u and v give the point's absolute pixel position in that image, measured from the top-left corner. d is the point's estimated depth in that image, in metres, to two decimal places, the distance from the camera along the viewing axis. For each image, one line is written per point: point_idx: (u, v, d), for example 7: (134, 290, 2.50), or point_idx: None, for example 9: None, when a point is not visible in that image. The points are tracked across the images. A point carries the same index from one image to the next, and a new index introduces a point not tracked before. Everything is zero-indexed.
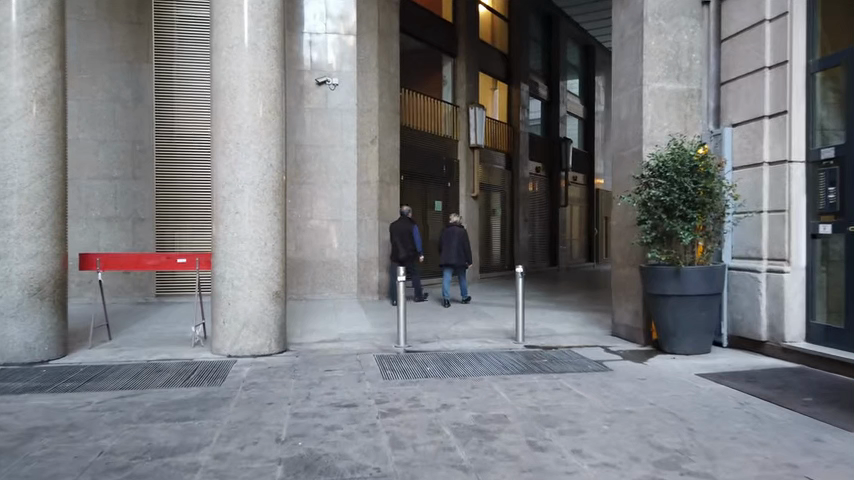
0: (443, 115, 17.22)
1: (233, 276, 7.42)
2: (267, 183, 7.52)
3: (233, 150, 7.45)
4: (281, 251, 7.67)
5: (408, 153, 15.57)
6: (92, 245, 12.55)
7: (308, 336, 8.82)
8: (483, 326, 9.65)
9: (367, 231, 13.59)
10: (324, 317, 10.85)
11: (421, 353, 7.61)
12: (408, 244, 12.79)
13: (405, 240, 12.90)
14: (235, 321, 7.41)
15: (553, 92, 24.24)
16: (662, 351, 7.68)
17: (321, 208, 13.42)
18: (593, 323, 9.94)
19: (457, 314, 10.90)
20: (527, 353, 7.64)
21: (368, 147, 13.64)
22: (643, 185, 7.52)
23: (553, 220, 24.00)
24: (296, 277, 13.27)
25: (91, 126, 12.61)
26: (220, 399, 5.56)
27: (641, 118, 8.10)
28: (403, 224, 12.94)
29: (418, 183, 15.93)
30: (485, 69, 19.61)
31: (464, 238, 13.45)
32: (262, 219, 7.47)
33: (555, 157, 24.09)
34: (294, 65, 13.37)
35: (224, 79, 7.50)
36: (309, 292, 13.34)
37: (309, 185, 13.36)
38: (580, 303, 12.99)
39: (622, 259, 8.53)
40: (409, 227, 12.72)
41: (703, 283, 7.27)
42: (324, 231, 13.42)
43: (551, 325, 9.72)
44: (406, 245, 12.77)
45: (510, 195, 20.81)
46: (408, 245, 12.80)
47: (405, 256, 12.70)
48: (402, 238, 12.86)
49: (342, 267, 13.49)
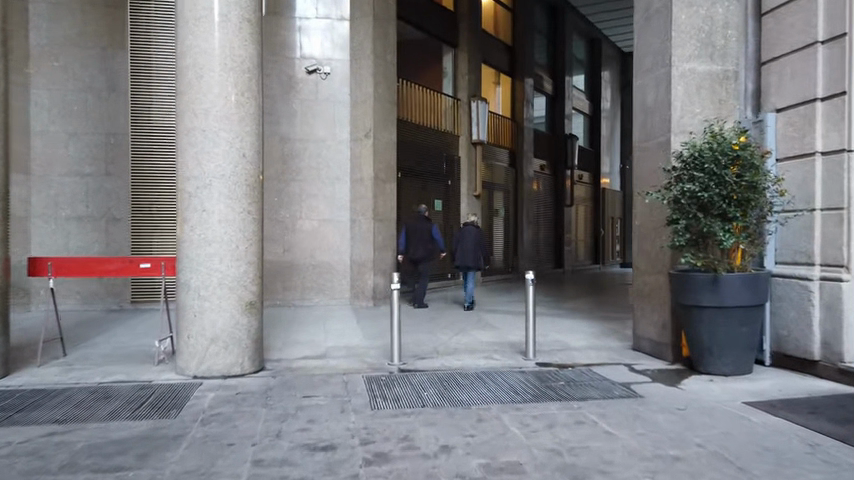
0: (444, 109, 16.24)
1: (200, 285, 6.41)
2: (240, 176, 6.50)
3: (199, 138, 6.45)
4: (257, 254, 6.66)
5: (406, 147, 14.55)
6: (61, 247, 11.54)
7: (290, 350, 7.81)
8: (488, 338, 8.65)
9: (361, 232, 12.49)
10: (313, 327, 9.86)
11: (418, 373, 6.60)
12: (425, 243, 12.27)
13: (422, 240, 12.35)
14: (202, 336, 6.39)
15: (558, 87, 23.23)
16: (695, 371, 6.65)
17: (311, 207, 12.40)
18: (609, 334, 8.94)
19: (458, 324, 9.91)
20: (538, 373, 6.63)
21: (362, 141, 12.48)
22: (674, 179, 6.50)
23: (558, 220, 23.00)
24: (285, 282, 12.26)
25: (62, 118, 11.60)
26: (170, 438, 4.53)
27: (669, 104, 7.11)
28: (421, 224, 12.40)
29: (417, 181, 14.92)
30: (488, 60, 18.59)
31: (480, 238, 12.56)
32: (234, 218, 6.46)
33: (560, 154, 23.07)
34: (283, 52, 12.35)
35: (190, 56, 6.50)
36: (299, 299, 12.34)
37: (298, 182, 12.35)
38: (591, 310, 12.00)
39: (647, 264, 7.52)
40: (427, 225, 12.26)
41: (745, 292, 6.26)
42: (315, 232, 12.41)
43: (563, 336, 8.73)
44: (423, 245, 12.25)
45: (514, 193, 19.79)
46: (426, 245, 12.28)
47: (422, 256, 12.19)
48: (419, 237, 12.29)
49: (334, 271, 12.49)
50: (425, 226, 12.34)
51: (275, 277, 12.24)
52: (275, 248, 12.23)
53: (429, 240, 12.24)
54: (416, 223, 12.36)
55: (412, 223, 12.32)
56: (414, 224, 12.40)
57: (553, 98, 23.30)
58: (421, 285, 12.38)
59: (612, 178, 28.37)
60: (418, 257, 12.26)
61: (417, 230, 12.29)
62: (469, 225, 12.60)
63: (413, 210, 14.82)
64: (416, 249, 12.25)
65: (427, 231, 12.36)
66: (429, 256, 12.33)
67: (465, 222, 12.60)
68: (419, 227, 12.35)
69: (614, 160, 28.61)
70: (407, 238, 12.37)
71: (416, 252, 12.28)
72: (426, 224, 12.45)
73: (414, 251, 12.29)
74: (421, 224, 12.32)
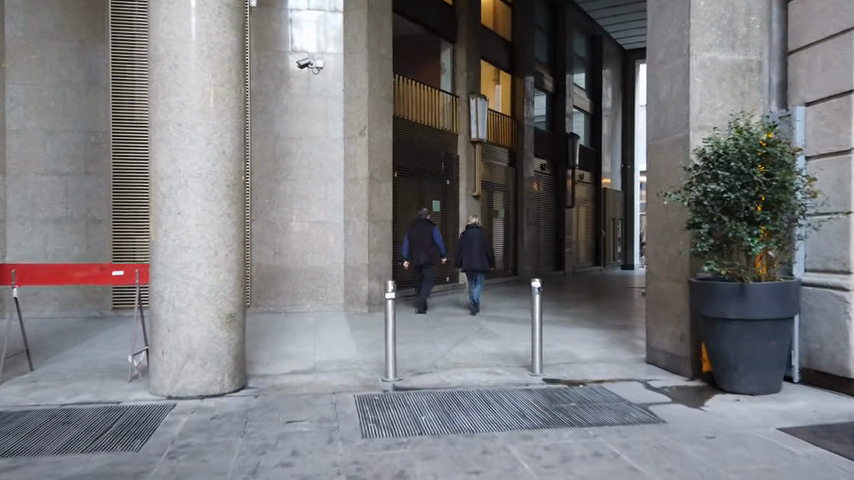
0: (442, 106, 15.66)
1: (175, 295, 5.81)
2: (219, 176, 5.91)
3: (173, 134, 5.85)
4: (238, 261, 6.08)
5: (403, 146, 13.96)
6: (39, 251, 10.95)
7: (278, 364, 7.23)
8: (490, 350, 8.08)
9: (355, 235, 11.86)
10: (304, 337, 9.27)
11: (415, 392, 6.02)
12: (428, 247, 11.87)
13: (424, 244, 11.97)
14: (177, 352, 5.79)
15: (559, 85, 22.68)
16: (718, 389, 6.09)
17: (302, 208, 11.81)
18: (619, 344, 8.37)
19: (457, 333, 9.33)
20: (547, 391, 6.06)
21: (356, 139, 11.85)
22: (695, 178, 5.95)
23: (559, 221, 22.43)
24: (275, 287, 11.68)
25: (39, 114, 11.00)
26: (129, 476, 3.96)
27: (687, 97, 6.55)
28: (422, 227, 12.05)
29: (413, 181, 14.34)
30: (487, 56, 18.02)
31: (485, 240, 12.07)
32: (213, 222, 5.88)
33: (560, 154, 22.50)
34: (273, 46, 11.75)
35: (163, 43, 5.90)
36: (290, 305, 11.75)
37: (289, 182, 11.76)
38: (598, 317, 11.42)
39: (663, 270, 6.96)
40: (429, 228, 11.89)
41: (775, 303, 5.70)
42: (307, 234, 11.82)
43: (570, 347, 8.16)
44: (425, 249, 11.86)
45: (514, 194, 19.23)
46: (428, 250, 11.87)
47: (425, 260, 11.79)
48: (421, 241, 11.95)
49: (327, 276, 11.90)
50: (427, 229, 11.98)
51: (265, 282, 11.65)
52: (265, 251, 11.66)
53: (431, 244, 11.86)
54: (417, 227, 12.00)
55: (414, 227, 11.96)
56: (415, 229, 12.03)
57: (553, 96, 22.74)
58: (424, 290, 11.94)
59: (613, 178, 27.81)
60: (420, 262, 11.87)
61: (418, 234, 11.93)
62: (473, 227, 12.11)
63: (410, 211, 14.24)
64: (418, 254, 11.86)
65: (430, 235, 11.98)
66: (433, 259, 11.90)
67: (469, 224, 12.12)
68: (421, 231, 11.98)
69: (615, 159, 28.05)
70: (409, 243, 12.03)
71: (419, 256, 11.93)
72: (428, 227, 12.07)
73: (417, 255, 11.93)
74: (423, 227, 11.94)
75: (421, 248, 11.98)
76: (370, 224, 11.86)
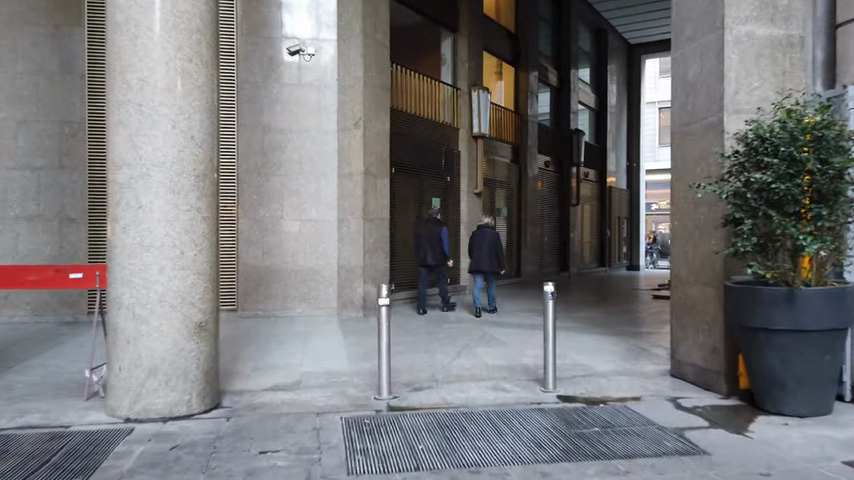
0: (442, 99, 14.87)
1: (134, 302, 5.01)
2: (186, 164, 5.14)
3: (133, 115, 5.06)
4: (209, 263, 5.30)
5: (401, 140, 13.19)
6: (9, 251, 10.16)
7: (259, 378, 6.44)
8: (496, 361, 7.30)
9: (349, 234, 11.08)
10: (291, 345, 8.49)
11: (413, 413, 5.24)
12: (436, 247, 11.58)
13: (433, 243, 11.67)
14: (136, 368, 5.00)
15: (563, 80, 21.88)
16: (760, 409, 5.32)
17: (293, 205, 11.03)
18: (638, 354, 7.58)
19: (459, 340, 8.53)
20: (563, 412, 5.28)
21: (351, 131, 11.07)
22: (736, 167, 5.18)
23: (563, 220, 21.65)
24: (264, 290, 10.90)
25: (9, 104, 10.22)
26: None
27: (721, 76, 5.78)
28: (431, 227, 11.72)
29: (412, 177, 13.57)
30: (489, 48, 17.24)
31: (497, 241, 11.60)
32: (179, 218, 5.10)
33: (565, 151, 21.73)
34: (261, 32, 10.97)
35: (122, 11, 5.10)
36: (280, 309, 10.97)
37: (279, 177, 10.98)
38: (608, 321, 10.63)
39: (691, 273, 6.20)
40: (436, 229, 11.53)
41: (828, 312, 4.94)
42: (298, 234, 11.05)
43: (584, 358, 7.38)
44: (433, 248, 11.56)
45: (517, 192, 18.46)
46: (436, 249, 11.58)
47: (431, 260, 11.49)
48: (429, 242, 11.63)
49: (319, 278, 11.10)
50: (435, 230, 11.64)
51: (253, 284, 10.87)
52: (253, 252, 10.89)
53: (439, 244, 11.54)
54: (425, 227, 11.72)
55: (422, 226, 11.66)
56: (424, 228, 11.76)
57: (558, 91, 21.95)
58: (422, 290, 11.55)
59: (618, 176, 27.01)
60: (428, 262, 11.59)
61: (426, 233, 11.65)
62: (485, 228, 11.67)
63: (409, 209, 13.48)
64: (425, 253, 11.58)
65: (438, 234, 11.66)
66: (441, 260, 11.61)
67: (481, 224, 11.68)
68: (429, 231, 11.68)
69: (620, 157, 27.25)
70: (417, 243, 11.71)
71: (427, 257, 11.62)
72: (436, 227, 11.72)
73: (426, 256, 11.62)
74: (431, 227, 11.63)
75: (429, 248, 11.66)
76: (365, 222, 11.08)
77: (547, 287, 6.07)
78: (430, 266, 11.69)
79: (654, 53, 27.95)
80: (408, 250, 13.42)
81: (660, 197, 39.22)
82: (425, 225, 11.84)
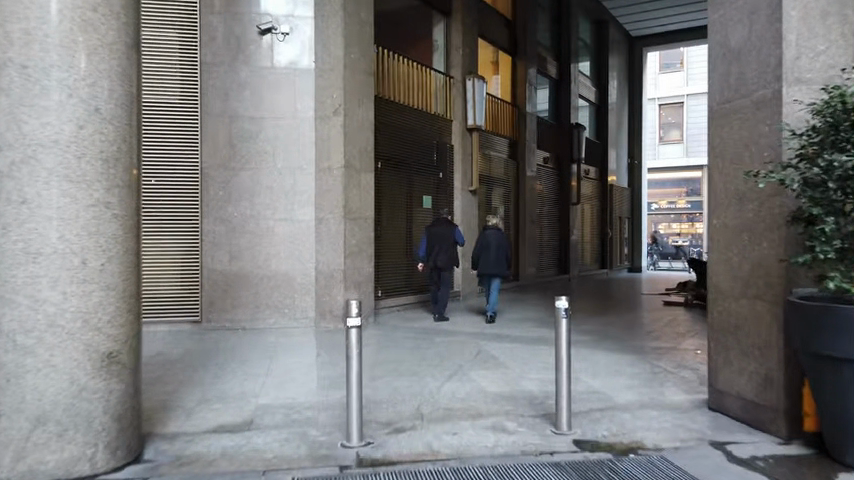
0: (434, 88, 13.61)
1: (17, 328, 3.75)
2: (87, 145, 3.91)
3: (14, 79, 3.79)
4: (121, 275, 4.08)
5: (389, 131, 11.99)
6: None
7: (201, 415, 5.18)
8: (495, 388, 6.07)
9: (328, 236, 9.82)
10: (254, 364, 7.22)
11: (388, 472, 4.00)
12: (447, 248, 11.06)
13: (445, 244, 11.17)
14: (18, 415, 3.74)
15: (563, 72, 20.72)
16: (837, 463, 4.12)
17: (264, 203, 9.77)
18: (664, 379, 6.36)
19: (450, 360, 7.29)
20: (583, 467, 4.07)
21: (329, 120, 9.81)
22: (812, 147, 4.02)
23: (563, 220, 20.47)
24: (232, 300, 9.66)
25: None
26: None
27: (778, 38, 4.61)
28: (442, 228, 11.23)
29: (400, 173, 12.34)
30: (485, 34, 16.02)
31: (505, 243, 10.79)
32: (79, 215, 3.88)
33: (565, 147, 20.58)
34: (228, 7, 9.71)
35: None
36: (250, 320, 9.72)
37: (248, 172, 9.73)
38: (618, 334, 9.42)
39: (738, 284, 5.02)
40: (448, 229, 11.03)
41: None
42: (270, 235, 9.79)
43: (601, 385, 6.14)
44: (444, 249, 11.05)
45: (515, 190, 17.28)
46: (448, 250, 11.07)
47: (441, 262, 10.99)
48: (441, 242, 11.14)
49: (294, 285, 9.85)
50: (446, 230, 11.13)
51: (218, 293, 9.63)
52: (219, 256, 9.65)
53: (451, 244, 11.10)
54: (436, 227, 11.25)
55: (433, 227, 11.19)
56: (436, 228, 11.28)
57: (557, 84, 20.80)
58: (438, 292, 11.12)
59: (619, 175, 25.86)
60: (440, 264, 11.10)
61: (437, 233, 11.16)
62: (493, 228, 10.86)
63: (397, 207, 12.28)
64: (435, 255, 11.08)
65: (450, 234, 11.14)
66: (453, 261, 11.08)
67: (488, 225, 10.88)
68: (441, 231, 11.18)
69: (621, 155, 26.11)
70: (429, 244, 11.23)
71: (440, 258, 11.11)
72: (448, 227, 11.21)
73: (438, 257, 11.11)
74: (442, 227, 11.13)
75: (440, 248, 11.14)
76: (347, 222, 9.83)
77: (561, 302, 4.83)
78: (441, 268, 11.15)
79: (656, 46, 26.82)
80: (397, 254, 12.22)
81: (660, 196, 38.00)
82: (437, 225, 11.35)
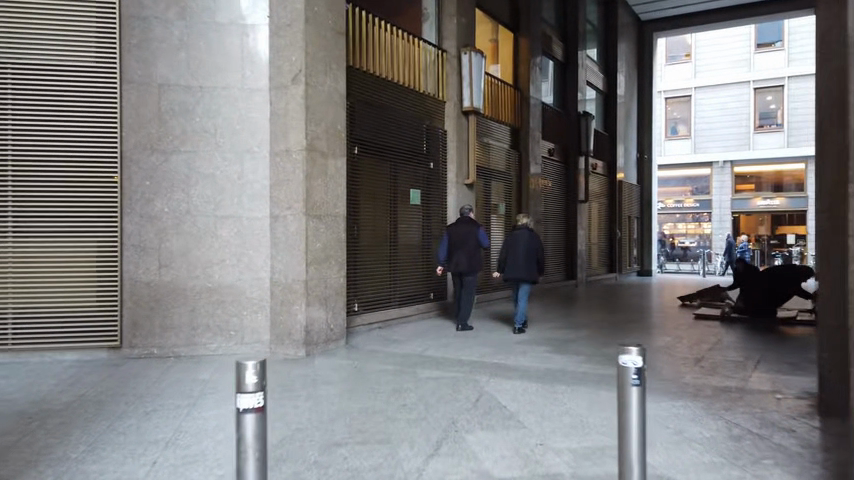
0: (425, 63, 11.52)
1: None
2: None
3: None
4: None
5: (367, 109, 9.91)
6: None
7: None
8: (504, 470, 3.97)
9: (285, 238, 7.69)
10: (160, 420, 5.11)
11: None
12: (471, 252, 10.01)
13: (467, 246, 10.07)
14: None
15: (570, 55, 18.71)
16: None
17: (204, 197, 7.68)
18: (756, 453, 4.25)
19: (438, 415, 5.16)
20: None
21: (287, 89, 7.68)
22: None
23: (569, 219, 18.46)
24: (162, 319, 7.55)
25: None
26: None
27: None
28: (463, 228, 10.17)
29: (381, 161, 10.27)
30: (483, 6, 13.96)
31: (536, 243, 9.80)
32: None
33: (572, 137, 18.56)
34: None
35: None
36: (185, 345, 7.59)
37: (183, 156, 7.63)
38: (656, 361, 7.24)
39: None
40: (470, 229, 9.98)
41: None
42: (212, 237, 7.69)
43: (665, 463, 4.07)
44: (468, 252, 10.00)
45: (516, 185, 15.22)
46: (471, 253, 10.01)
47: (465, 267, 9.93)
48: (462, 244, 10.06)
49: (244, 300, 7.75)
50: (468, 230, 10.06)
51: (144, 311, 7.52)
52: (145, 264, 7.54)
53: (474, 246, 10.04)
54: (456, 227, 10.20)
55: (453, 226, 10.13)
56: (456, 228, 10.22)
57: (563, 68, 18.78)
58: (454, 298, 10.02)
59: (628, 170, 23.82)
60: (461, 267, 9.99)
61: (458, 234, 10.09)
62: (521, 228, 9.92)
63: (378, 202, 10.16)
64: (458, 258, 10.05)
65: (472, 235, 10.07)
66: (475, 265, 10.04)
67: (517, 224, 9.94)
68: (461, 231, 10.10)
69: (630, 149, 24.10)
70: (448, 246, 10.14)
71: (461, 261, 10.00)
72: (468, 227, 10.15)
73: (459, 261, 10.00)
74: (463, 227, 10.05)
75: (462, 251, 10.07)
76: (310, 221, 7.64)
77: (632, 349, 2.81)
78: (461, 273, 10.04)
79: (668, 31, 24.72)
80: (377, 260, 10.09)
81: (666, 194, 35.90)
82: (456, 224, 10.28)
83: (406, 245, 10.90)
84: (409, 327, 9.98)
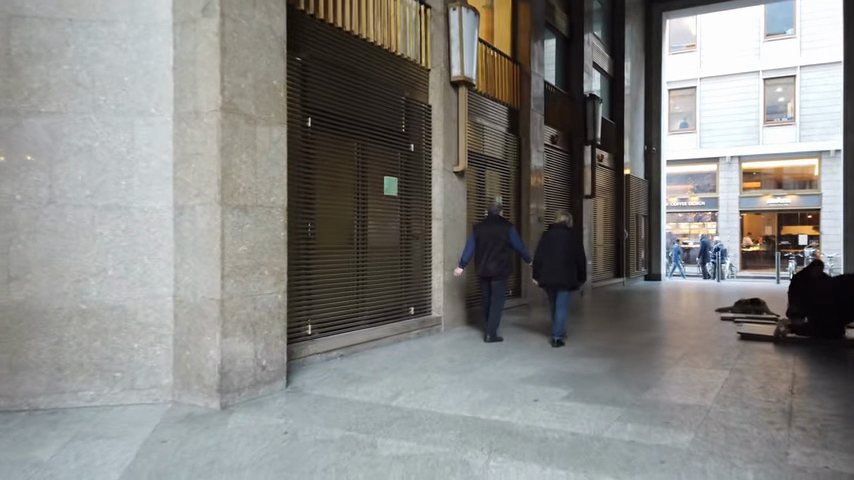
0: (404, 18, 9.19)
1: None
2: None
3: None
4: None
5: (326, 70, 7.58)
6: None
7: None
8: None
9: (193, 238, 5.37)
10: None
11: None
12: (500, 255, 8.44)
13: (495, 248, 8.48)
14: None
15: (574, 29, 16.55)
16: None
17: (76, 179, 5.32)
18: None
19: None
20: None
21: (196, 26, 5.36)
22: None
23: (574, 216, 16.22)
24: (9, 356, 5.15)
25: None
26: None
27: None
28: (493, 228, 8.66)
29: (344, 138, 7.94)
30: None
31: (575, 246, 8.21)
32: None
33: (576, 123, 16.35)
34: None
35: None
36: (46, 393, 5.23)
37: (46, 119, 5.26)
38: (732, 417, 4.95)
39: None
40: (501, 228, 8.46)
41: None
42: (87, 237, 5.33)
43: None
44: (494, 255, 8.40)
45: (515, 175, 12.95)
46: (499, 256, 8.41)
47: (491, 272, 8.36)
48: (491, 245, 8.50)
49: (134, 327, 5.43)
50: (497, 230, 8.52)
51: None
52: None
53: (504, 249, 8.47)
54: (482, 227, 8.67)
55: (480, 224, 8.62)
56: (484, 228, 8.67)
57: (566, 45, 16.59)
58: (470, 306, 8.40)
59: (635, 164, 21.65)
60: (487, 272, 8.41)
61: (485, 235, 8.54)
62: (559, 227, 8.34)
63: (340, 193, 7.84)
64: (482, 261, 8.45)
65: (502, 236, 8.50)
66: (505, 271, 8.45)
67: (553, 223, 8.38)
68: (490, 231, 8.56)
69: (637, 140, 21.91)
70: (474, 247, 8.61)
71: (487, 265, 8.42)
72: (499, 227, 8.61)
73: (485, 264, 8.43)
74: (491, 225, 8.53)
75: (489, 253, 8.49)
76: (228, 213, 5.30)
77: None
78: (487, 279, 8.46)
79: (677, 13, 22.56)
80: (340, 268, 7.77)
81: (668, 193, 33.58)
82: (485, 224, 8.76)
83: (379, 245, 8.58)
84: (382, 354, 7.64)
